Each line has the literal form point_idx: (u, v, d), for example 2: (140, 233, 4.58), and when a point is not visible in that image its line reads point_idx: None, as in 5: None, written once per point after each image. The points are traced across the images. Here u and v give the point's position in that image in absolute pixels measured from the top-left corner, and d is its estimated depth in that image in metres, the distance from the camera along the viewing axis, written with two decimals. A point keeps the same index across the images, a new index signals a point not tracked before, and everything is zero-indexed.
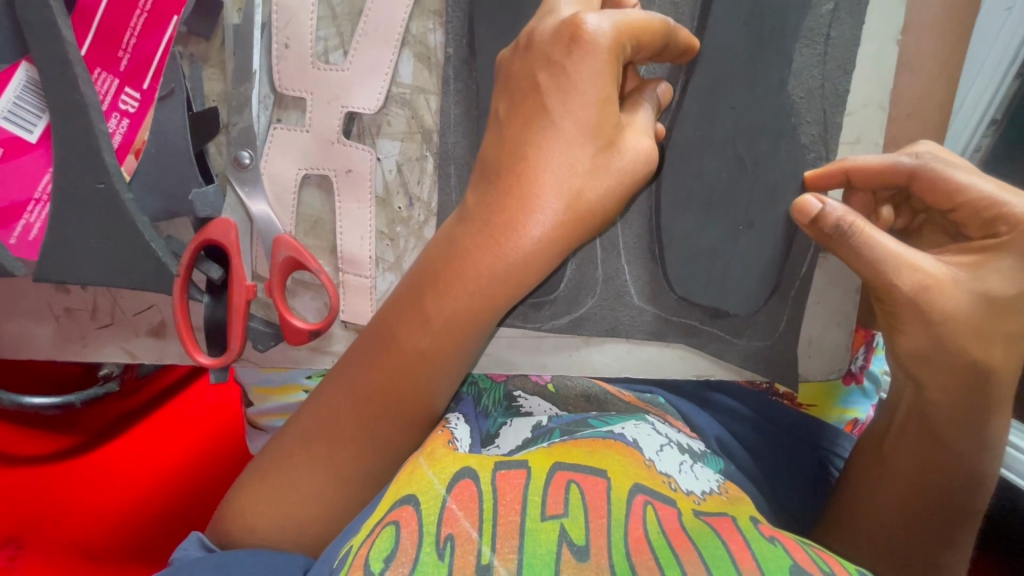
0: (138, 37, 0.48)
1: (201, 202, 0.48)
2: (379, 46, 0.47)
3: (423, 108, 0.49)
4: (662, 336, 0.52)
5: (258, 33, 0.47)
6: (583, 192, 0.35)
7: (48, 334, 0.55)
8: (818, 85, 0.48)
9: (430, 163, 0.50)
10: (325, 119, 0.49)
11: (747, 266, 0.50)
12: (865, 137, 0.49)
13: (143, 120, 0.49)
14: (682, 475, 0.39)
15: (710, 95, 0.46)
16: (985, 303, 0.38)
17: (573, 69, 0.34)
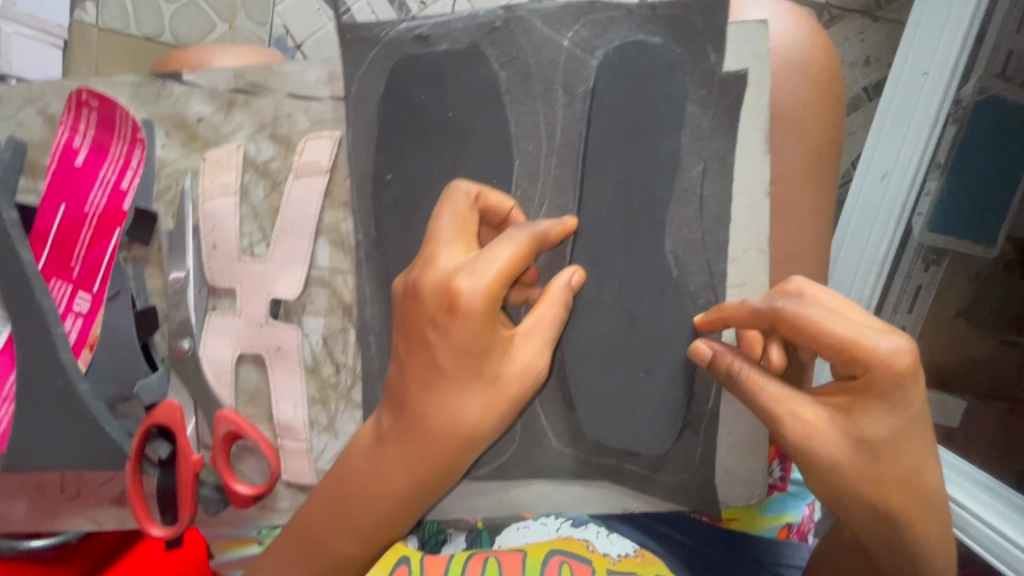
0: (87, 249, 0.54)
1: (146, 391, 0.54)
2: (296, 240, 0.53)
3: (341, 286, 0.54)
4: (584, 476, 0.55)
5: (190, 238, 0.53)
6: (480, 422, 0.41)
7: (21, 513, 0.59)
8: (699, 238, 0.52)
9: (352, 333, 0.54)
10: (253, 306, 0.54)
11: (650, 406, 0.53)
12: (751, 280, 0.52)
13: (94, 318, 0.54)
14: (601, 542, 0.53)
15: (594, 261, 0.51)
16: (863, 445, 0.40)
17: (454, 328, 0.38)
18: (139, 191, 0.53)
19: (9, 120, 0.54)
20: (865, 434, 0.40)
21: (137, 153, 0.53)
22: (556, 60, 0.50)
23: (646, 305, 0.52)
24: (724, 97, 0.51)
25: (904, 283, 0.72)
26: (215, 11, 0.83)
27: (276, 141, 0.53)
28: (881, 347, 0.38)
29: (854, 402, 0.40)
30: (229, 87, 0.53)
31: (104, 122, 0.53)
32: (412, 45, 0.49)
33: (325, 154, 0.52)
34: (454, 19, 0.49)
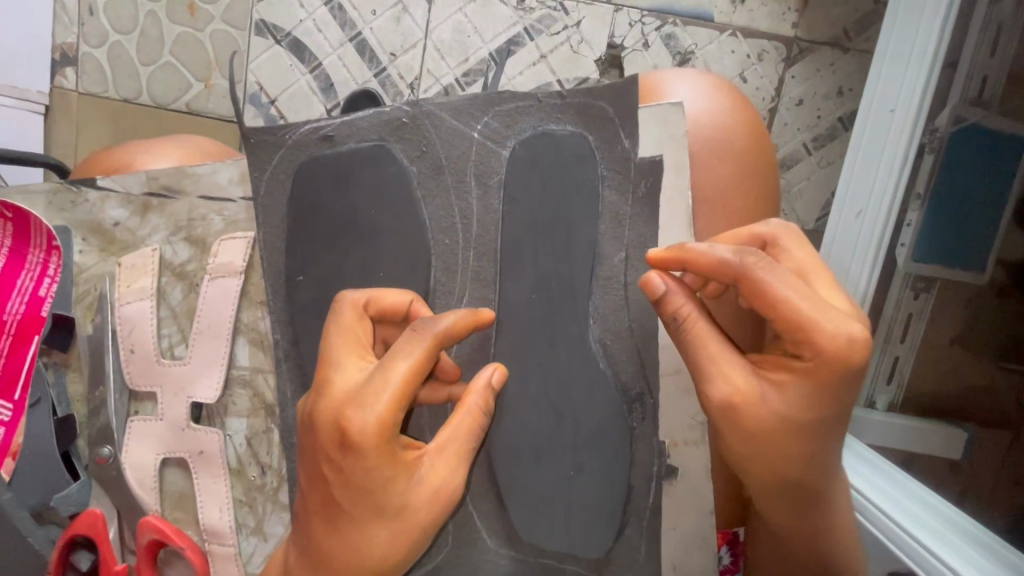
0: (7, 356, 0.53)
1: (66, 503, 0.52)
2: (213, 342, 0.52)
3: (263, 386, 0.53)
4: None
5: (109, 342, 0.52)
6: (386, 557, 0.39)
7: None
8: (626, 327, 0.51)
9: (275, 433, 0.54)
10: (174, 409, 0.53)
11: (587, 501, 0.51)
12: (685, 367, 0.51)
13: (18, 424, 0.53)
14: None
15: (515, 355, 0.50)
16: (784, 424, 0.41)
17: (348, 467, 0.37)
18: (57, 298, 0.53)
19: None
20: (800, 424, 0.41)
21: (54, 259, 0.53)
22: (467, 153, 0.50)
23: (569, 399, 0.51)
24: (643, 184, 0.50)
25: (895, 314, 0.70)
26: (191, 71, 0.81)
27: (192, 243, 0.53)
28: (839, 332, 0.38)
29: (797, 388, 0.40)
30: (144, 190, 0.53)
31: (20, 231, 0.53)
32: (318, 145, 0.49)
33: (239, 255, 0.52)
34: (363, 116, 0.50)
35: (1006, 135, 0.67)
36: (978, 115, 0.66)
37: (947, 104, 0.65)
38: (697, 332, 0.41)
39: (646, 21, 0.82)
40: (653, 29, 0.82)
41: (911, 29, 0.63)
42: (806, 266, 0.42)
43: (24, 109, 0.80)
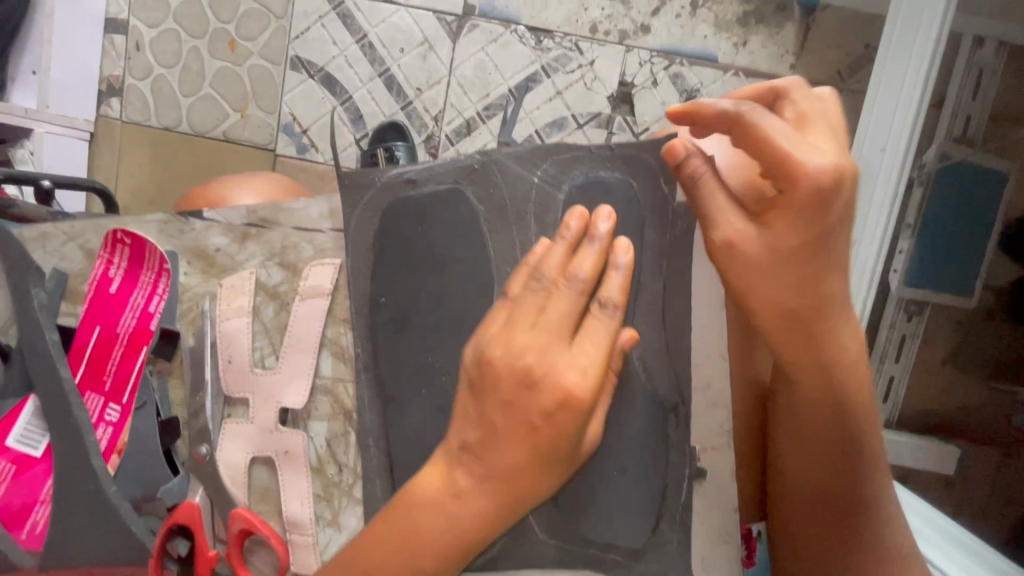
0: (118, 365, 0.61)
1: (169, 495, 0.60)
2: (302, 354, 0.60)
3: (343, 394, 0.61)
4: (570, 565, 0.60)
5: (209, 353, 0.60)
6: (531, 470, 0.49)
7: None
8: (664, 347, 0.61)
9: (352, 436, 0.61)
10: (264, 414, 0.60)
11: (625, 496, 0.59)
12: (713, 382, 0.62)
13: (124, 426, 0.61)
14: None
15: None
16: (774, 250, 0.52)
17: (516, 399, 0.48)
18: (164, 314, 0.61)
19: (56, 254, 0.63)
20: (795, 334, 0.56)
21: (163, 280, 0.61)
22: (527, 194, 0.60)
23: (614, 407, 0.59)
24: (676, 228, 0.61)
25: (890, 334, 0.92)
26: (230, 103, 1.13)
27: (284, 267, 0.61)
28: (812, 160, 0.47)
29: (786, 225, 0.50)
30: (244, 222, 0.61)
31: (135, 256, 0.61)
32: (401, 186, 0.58)
33: (327, 279, 0.60)
34: (442, 163, 0.59)
35: (984, 167, 0.89)
36: (960, 152, 0.88)
37: (932, 143, 0.88)
38: (705, 187, 0.54)
39: (655, 61, 1.10)
40: (661, 67, 1.10)
41: (897, 83, 0.88)
42: (825, 187, 0.47)
43: (73, 135, 1.13)
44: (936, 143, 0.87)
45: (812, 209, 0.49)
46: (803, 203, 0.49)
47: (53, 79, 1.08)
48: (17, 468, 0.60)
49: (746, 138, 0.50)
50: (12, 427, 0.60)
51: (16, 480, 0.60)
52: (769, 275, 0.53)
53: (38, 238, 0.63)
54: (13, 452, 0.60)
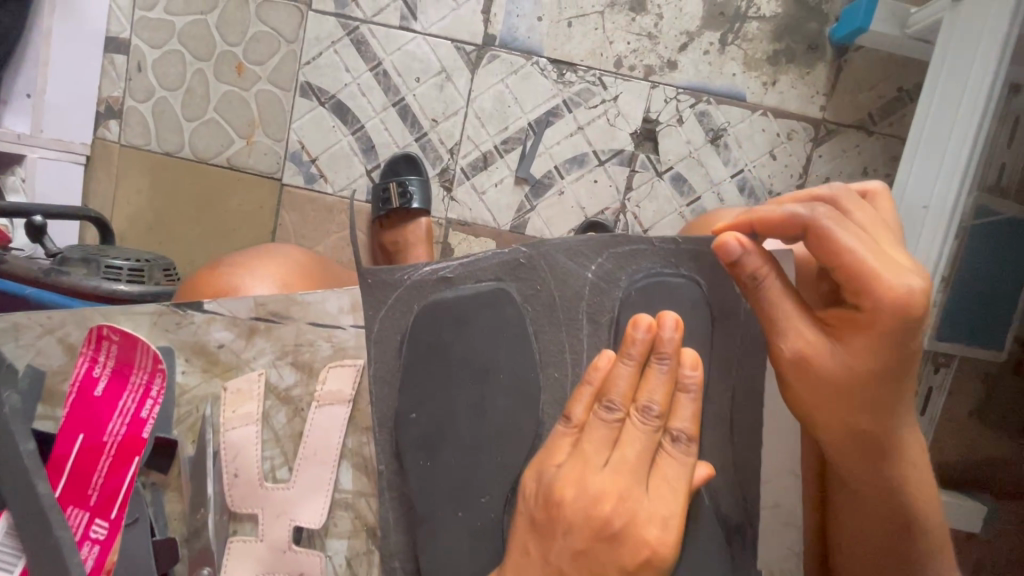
0: (104, 476, 0.53)
1: None
2: (318, 466, 0.53)
3: (365, 508, 0.54)
4: None
5: (211, 463, 0.53)
6: None
7: None
8: (730, 459, 0.54)
9: (376, 555, 0.54)
10: (275, 531, 0.53)
11: None
12: (783, 500, 0.57)
13: (112, 543, 0.52)
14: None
15: None
16: (851, 372, 0.45)
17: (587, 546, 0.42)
18: (159, 420, 0.54)
19: (30, 349, 0.54)
20: (864, 458, 0.49)
21: (158, 380, 0.53)
22: (580, 292, 0.52)
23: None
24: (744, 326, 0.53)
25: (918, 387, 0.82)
26: (236, 128, 0.93)
27: (298, 367, 0.54)
28: (895, 277, 0.42)
29: (862, 341, 0.44)
30: (251, 316, 0.54)
31: (124, 355, 0.53)
32: (434, 285, 0.51)
33: (347, 383, 0.53)
34: (482, 258, 0.52)
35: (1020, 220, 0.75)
36: (1001, 205, 0.73)
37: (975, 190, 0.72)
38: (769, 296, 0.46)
39: (681, 98, 0.92)
40: (687, 105, 0.92)
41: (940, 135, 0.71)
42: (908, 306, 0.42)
43: (69, 159, 0.92)
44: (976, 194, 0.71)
45: (893, 329, 0.42)
46: (882, 322, 0.42)
47: (49, 102, 0.87)
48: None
49: (816, 246, 0.44)
50: None
51: None
52: (839, 396, 0.46)
53: (9, 331, 0.53)
54: None
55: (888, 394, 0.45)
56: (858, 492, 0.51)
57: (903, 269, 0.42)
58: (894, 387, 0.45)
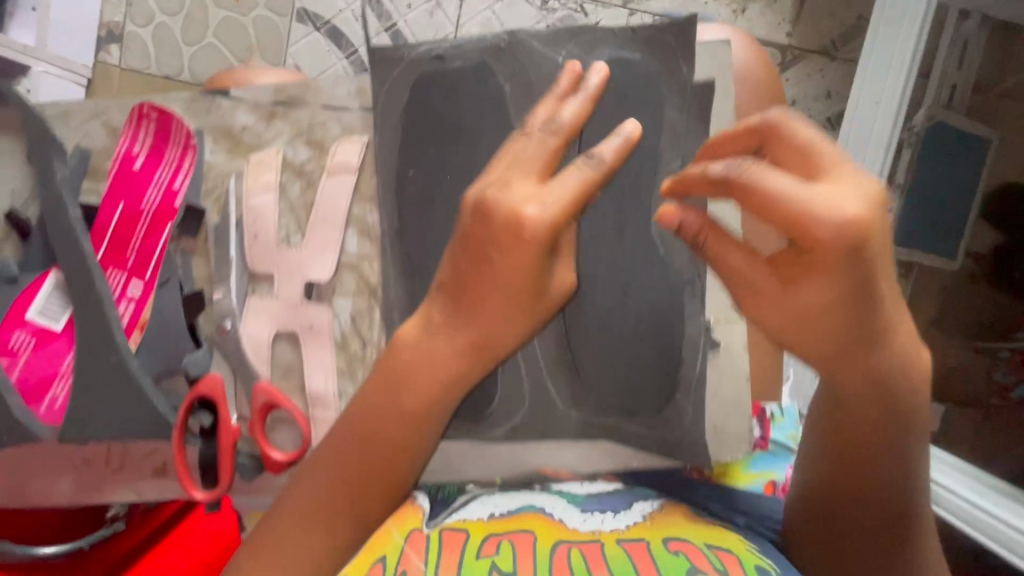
0: (142, 240, 0.60)
1: (194, 364, 0.60)
2: (328, 229, 0.60)
3: (368, 270, 0.61)
4: (588, 436, 0.62)
5: (234, 228, 0.60)
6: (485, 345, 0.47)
7: (70, 487, 0.64)
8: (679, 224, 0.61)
9: (376, 312, 0.61)
10: (288, 289, 0.60)
11: (645, 371, 0.61)
12: None
13: (147, 302, 0.61)
14: (603, 521, 0.51)
15: (591, 243, 0.60)
16: (786, 279, 0.38)
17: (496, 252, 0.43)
18: (189, 190, 0.60)
19: (78, 132, 0.62)
20: (841, 369, 0.40)
21: (189, 157, 0.60)
22: (552, 73, 0.60)
23: (642, 278, 0.61)
24: (698, 105, 0.61)
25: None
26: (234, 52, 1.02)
27: (312, 145, 0.61)
28: (833, 207, 0.34)
29: (810, 283, 0.37)
30: (271, 100, 0.61)
31: (162, 132, 0.61)
32: (431, 64, 0.59)
33: (355, 156, 0.60)
34: (469, 40, 0.60)
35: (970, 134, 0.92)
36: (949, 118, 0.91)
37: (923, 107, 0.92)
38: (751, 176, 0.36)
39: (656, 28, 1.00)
40: None
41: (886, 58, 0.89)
42: (868, 226, 0.34)
43: (70, 79, 0.98)
44: (925, 108, 0.91)
45: (839, 270, 0.35)
46: (852, 263, 0.35)
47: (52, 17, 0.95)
48: (37, 341, 0.59)
49: (730, 193, 0.37)
50: (31, 302, 0.59)
51: (35, 353, 0.59)
52: (812, 335, 0.38)
53: (62, 116, 0.62)
54: (33, 326, 0.59)
55: (867, 328, 0.38)
56: (844, 404, 0.43)
57: (838, 196, 0.34)
58: (866, 321, 0.38)
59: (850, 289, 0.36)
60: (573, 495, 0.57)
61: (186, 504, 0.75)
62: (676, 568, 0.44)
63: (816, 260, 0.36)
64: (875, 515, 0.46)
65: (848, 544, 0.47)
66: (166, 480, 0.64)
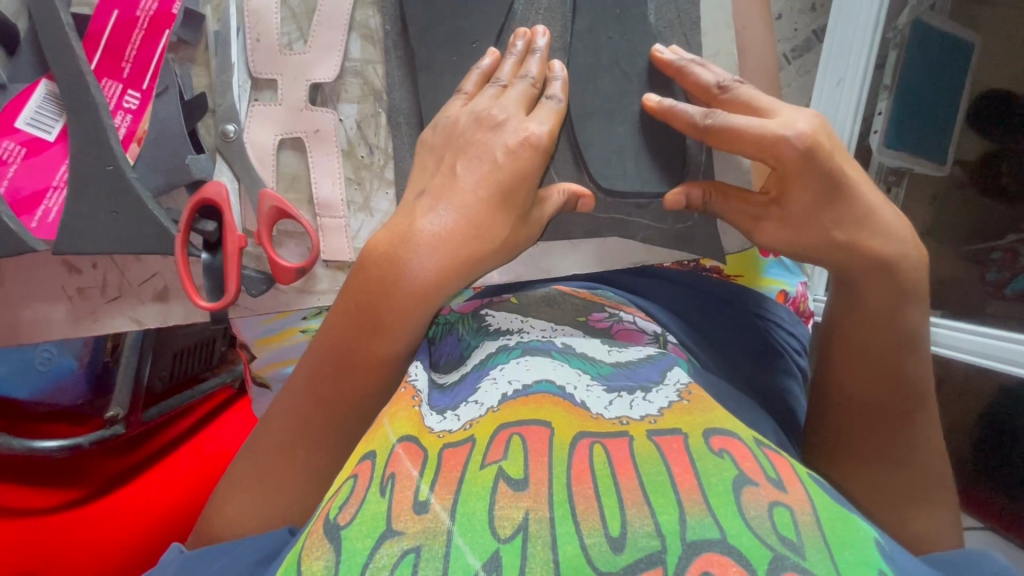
0: (138, 49, 0.60)
1: (197, 166, 0.60)
2: (331, 31, 0.63)
3: (372, 75, 0.65)
4: (599, 233, 0.74)
5: (235, 35, 0.61)
6: (481, 227, 0.52)
7: (63, 314, 0.70)
8: (675, 17, 0.69)
9: (382, 118, 0.65)
10: (293, 94, 0.63)
11: (639, 162, 0.66)
12: (723, 51, 0.71)
13: (143, 114, 0.60)
14: (633, 406, 0.45)
15: (592, 32, 0.66)
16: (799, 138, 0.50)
17: (462, 169, 0.55)
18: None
19: None
20: (863, 280, 0.52)
21: None
22: None
23: (633, 76, 0.65)
24: None
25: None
26: None
27: None
28: (784, 132, 0.50)
29: (805, 199, 0.52)
30: None
31: None
32: None
33: None
34: None
35: (958, 40, 0.93)
36: (933, 20, 0.90)
37: (906, 9, 0.90)
38: (732, 123, 0.53)
39: None
40: None
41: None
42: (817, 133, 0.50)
43: None
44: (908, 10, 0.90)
45: (806, 174, 0.50)
46: (822, 163, 0.50)
47: None
48: (28, 151, 0.60)
49: (726, 139, 0.53)
50: (24, 106, 0.60)
51: (28, 161, 0.60)
52: (809, 235, 0.53)
53: None
54: (23, 135, 0.60)
55: (854, 217, 0.51)
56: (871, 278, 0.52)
57: (792, 120, 0.50)
58: (848, 214, 0.51)
59: (820, 195, 0.51)
60: (597, 367, 0.51)
61: (189, 425, 0.97)
62: (720, 479, 0.39)
63: (789, 173, 0.51)
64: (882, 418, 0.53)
65: (888, 406, 0.53)
66: (166, 305, 0.71)
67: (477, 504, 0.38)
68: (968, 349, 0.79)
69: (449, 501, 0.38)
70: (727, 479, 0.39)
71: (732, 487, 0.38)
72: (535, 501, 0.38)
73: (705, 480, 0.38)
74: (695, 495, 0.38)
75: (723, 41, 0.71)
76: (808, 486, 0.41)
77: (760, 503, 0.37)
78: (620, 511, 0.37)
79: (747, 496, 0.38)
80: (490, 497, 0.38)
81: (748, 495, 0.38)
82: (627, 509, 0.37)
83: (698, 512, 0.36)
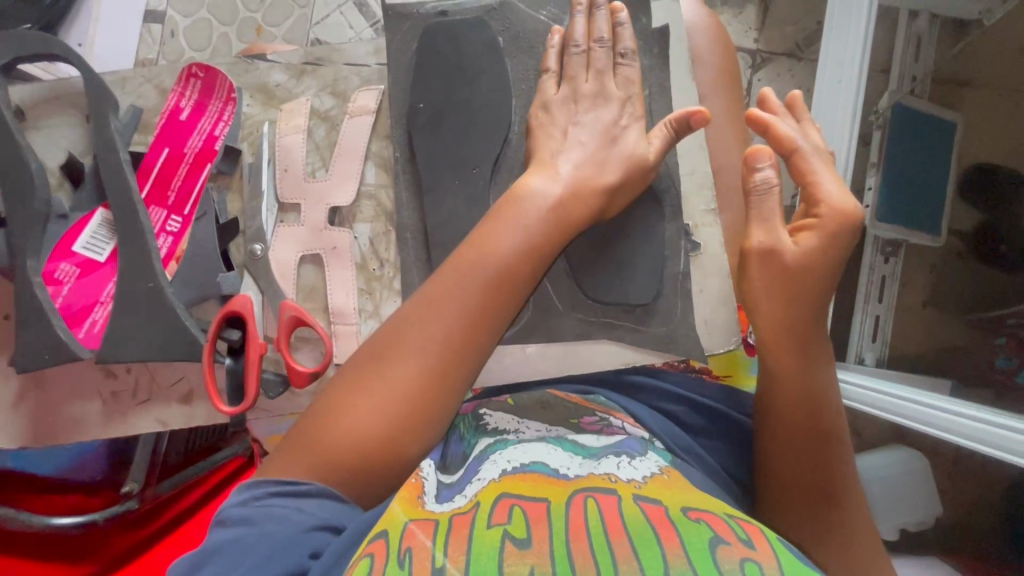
0: (183, 180, 0.70)
1: (226, 283, 0.68)
2: (350, 162, 0.72)
3: (384, 197, 0.73)
4: (590, 334, 0.77)
5: (266, 165, 0.71)
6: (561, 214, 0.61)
7: (97, 412, 0.79)
8: None
9: (392, 235, 0.73)
10: (315, 216, 0.71)
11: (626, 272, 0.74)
12: (698, 168, 0.79)
13: (183, 236, 0.70)
14: (622, 469, 0.52)
15: None
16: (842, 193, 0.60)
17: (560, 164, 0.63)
18: (227, 136, 0.72)
19: (134, 94, 0.75)
20: (788, 381, 0.60)
21: (228, 108, 0.72)
22: (537, 27, 0.73)
23: None
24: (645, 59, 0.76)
25: (870, 273, 1.01)
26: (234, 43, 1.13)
27: (335, 95, 0.74)
28: (832, 192, 0.60)
29: (813, 243, 0.59)
30: (301, 60, 0.75)
31: (204, 88, 0.72)
32: (435, 18, 0.72)
33: (373, 99, 0.73)
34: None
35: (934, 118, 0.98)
36: (914, 103, 0.98)
37: (887, 93, 1.00)
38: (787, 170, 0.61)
39: None
40: None
41: (841, 59, 0.99)
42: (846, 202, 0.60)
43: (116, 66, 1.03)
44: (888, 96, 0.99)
45: (836, 229, 0.59)
46: (838, 230, 0.59)
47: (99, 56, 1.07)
48: (82, 271, 0.70)
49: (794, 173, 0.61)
50: (83, 233, 0.70)
51: (82, 279, 0.70)
52: (779, 282, 0.60)
53: (119, 81, 0.75)
54: (79, 257, 0.70)
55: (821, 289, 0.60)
56: (786, 382, 0.60)
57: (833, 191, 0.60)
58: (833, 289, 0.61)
59: (825, 247, 0.59)
60: (586, 451, 0.56)
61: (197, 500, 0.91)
62: (698, 538, 0.42)
63: (815, 222, 0.59)
64: (819, 498, 0.58)
65: (825, 497, 0.58)
66: (190, 405, 0.78)
67: (487, 562, 0.41)
68: (962, 431, 0.71)
69: (461, 562, 0.41)
70: (704, 536, 0.42)
71: (709, 544, 0.41)
72: (539, 557, 0.40)
73: (685, 540, 0.41)
74: (679, 550, 0.40)
75: (700, 158, 0.79)
76: (777, 546, 0.44)
77: (733, 558, 0.40)
78: (613, 566, 0.39)
79: (722, 552, 0.40)
80: (499, 557, 0.41)
81: (722, 551, 0.40)
82: (620, 565, 0.39)
83: (682, 565, 0.38)
